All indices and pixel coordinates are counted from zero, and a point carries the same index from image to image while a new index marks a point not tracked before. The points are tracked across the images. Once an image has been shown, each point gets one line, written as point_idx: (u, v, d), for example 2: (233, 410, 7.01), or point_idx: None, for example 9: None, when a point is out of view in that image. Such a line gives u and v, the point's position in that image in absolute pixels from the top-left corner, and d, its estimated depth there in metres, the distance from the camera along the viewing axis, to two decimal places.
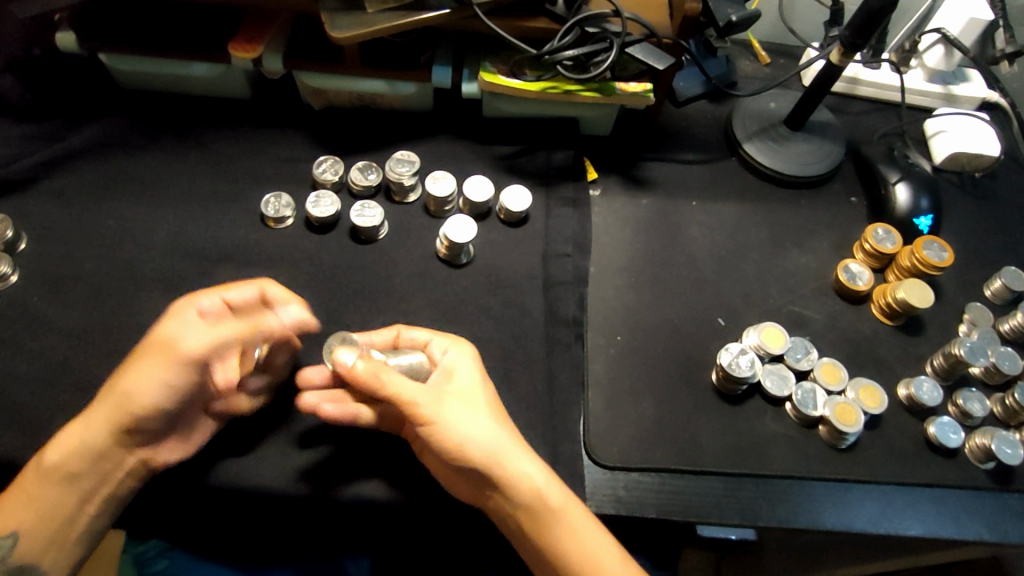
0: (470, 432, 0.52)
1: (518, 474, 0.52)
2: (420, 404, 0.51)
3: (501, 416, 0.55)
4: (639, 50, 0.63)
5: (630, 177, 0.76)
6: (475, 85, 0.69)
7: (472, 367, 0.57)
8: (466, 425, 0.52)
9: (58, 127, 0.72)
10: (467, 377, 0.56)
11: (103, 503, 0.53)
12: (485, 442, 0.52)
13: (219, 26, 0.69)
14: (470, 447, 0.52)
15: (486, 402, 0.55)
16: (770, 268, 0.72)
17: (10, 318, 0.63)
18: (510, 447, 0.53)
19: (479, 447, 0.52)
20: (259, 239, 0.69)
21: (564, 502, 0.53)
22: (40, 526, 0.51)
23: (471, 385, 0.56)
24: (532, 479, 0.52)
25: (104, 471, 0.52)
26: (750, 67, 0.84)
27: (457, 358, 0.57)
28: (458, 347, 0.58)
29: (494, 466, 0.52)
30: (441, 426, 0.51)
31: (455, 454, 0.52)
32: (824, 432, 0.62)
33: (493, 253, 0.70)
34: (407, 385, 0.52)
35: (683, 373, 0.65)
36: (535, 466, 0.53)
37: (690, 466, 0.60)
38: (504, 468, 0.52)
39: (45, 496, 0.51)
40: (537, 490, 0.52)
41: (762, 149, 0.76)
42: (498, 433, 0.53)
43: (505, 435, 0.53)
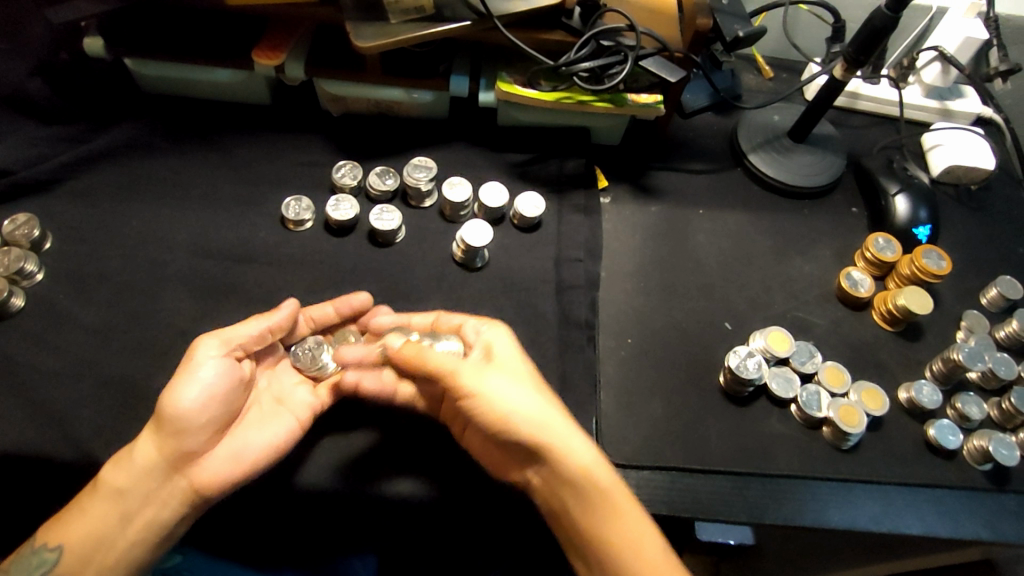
0: (514, 405, 0.53)
1: (568, 451, 0.52)
2: (459, 377, 0.54)
3: (544, 390, 0.56)
4: (651, 63, 0.66)
5: (639, 185, 0.78)
6: (491, 95, 0.72)
7: (513, 346, 0.58)
8: (510, 399, 0.53)
9: (83, 131, 0.73)
10: (512, 355, 0.57)
11: (143, 527, 0.52)
12: (525, 412, 0.53)
13: (244, 34, 0.71)
14: (512, 418, 0.52)
15: (533, 378, 0.57)
16: (774, 274, 0.74)
17: (37, 315, 0.64)
18: (557, 423, 0.53)
19: (523, 415, 0.52)
20: (279, 240, 0.71)
21: (610, 482, 0.52)
22: (83, 542, 0.51)
23: (517, 363, 0.57)
24: (580, 453, 0.52)
25: (149, 489, 0.52)
26: (753, 81, 0.87)
27: (496, 336, 0.59)
28: (495, 329, 0.59)
29: (541, 438, 0.52)
30: (480, 397, 0.53)
31: (501, 423, 0.53)
32: (827, 433, 0.64)
33: (506, 257, 0.72)
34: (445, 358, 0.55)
35: (692, 375, 0.67)
36: (586, 445, 0.53)
37: (699, 465, 0.62)
38: (551, 443, 0.52)
39: (92, 509, 0.51)
40: (583, 464, 0.51)
41: (766, 160, 0.79)
42: (541, 408, 0.53)
43: (551, 410, 0.54)
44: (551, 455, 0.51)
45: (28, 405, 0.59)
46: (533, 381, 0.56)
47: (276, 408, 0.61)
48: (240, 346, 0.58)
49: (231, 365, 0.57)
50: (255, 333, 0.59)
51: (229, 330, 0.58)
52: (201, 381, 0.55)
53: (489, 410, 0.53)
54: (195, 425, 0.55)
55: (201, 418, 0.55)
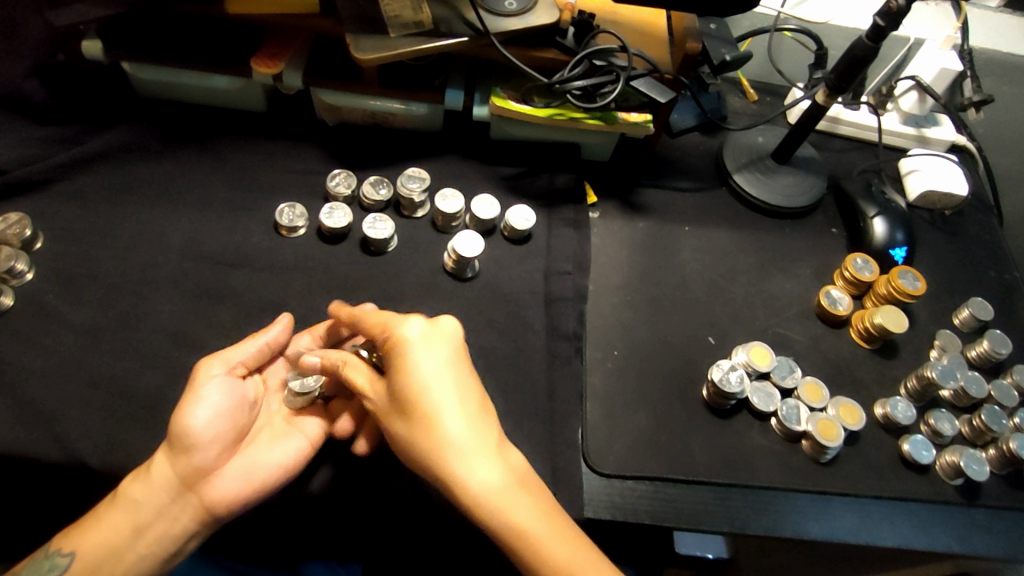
0: (427, 423, 0.49)
1: (469, 480, 0.48)
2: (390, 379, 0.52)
3: (456, 400, 0.50)
4: (642, 84, 0.68)
5: (627, 202, 0.80)
6: (485, 109, 0.73)
7: (434, 353, 0.51)
8: (424, 414, 0.50)
9: (77, 132, 0.74)
10: (424, 368, 0.50)
11: (153, 543, 0.52)
12: (435, 432, 0.49)
13: (243, 43, 0.72)
14: (421, 437, 0.50)
15: (452, 385, 0.51)
16: (757, 291, 0.76)
17: (26, 315, 0.64)
18: (469, 446, 0.49)
19: (422, 440, 0.50)
20: (272, 246, 0.71)
21: (521, 515, 0.47)
22: (95, 552, 0.51)
23: (431, 372, 0.50)
24: (480, 480, 0.48)
25: (160, 504, 0.52)
26: (739, 103, 0.89)
27: (415, 339, 0.52)
28: (442, 318, 0.54)
29: (434, 462, 0.49)
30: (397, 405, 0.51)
31: (411, 442, 0.50)
32: (806, 446, 0.66)
33: (497, 268, 0.73)
34: (404, 342, 0.54)
35: (676, 388, 0.68)
36: (498, 474, 0.48)
37: (682, 476, 0.63)
38: (455, 471, 0.48)
39: (108, 519, 0.52)
40: (482, 494, 0.48)
41: (750, 180, 0.81)
42: (460, 431, 0.49)
43: (470, 431, 0.50)
44: (450, 482, 0.49)
45: (14, 404, 0.59)
46: (462, 391, 0.51)
47: (287, 427, 0.61)
48: (241, 364, 0.60)
49: (235, 383, 0.59)
50: (248, 352, 0.59)
51: (231, 351, 0.59)
52: (213, 400, 0.56)
53: (398, 436, 0.51)
54: (206, 444, 0.55)
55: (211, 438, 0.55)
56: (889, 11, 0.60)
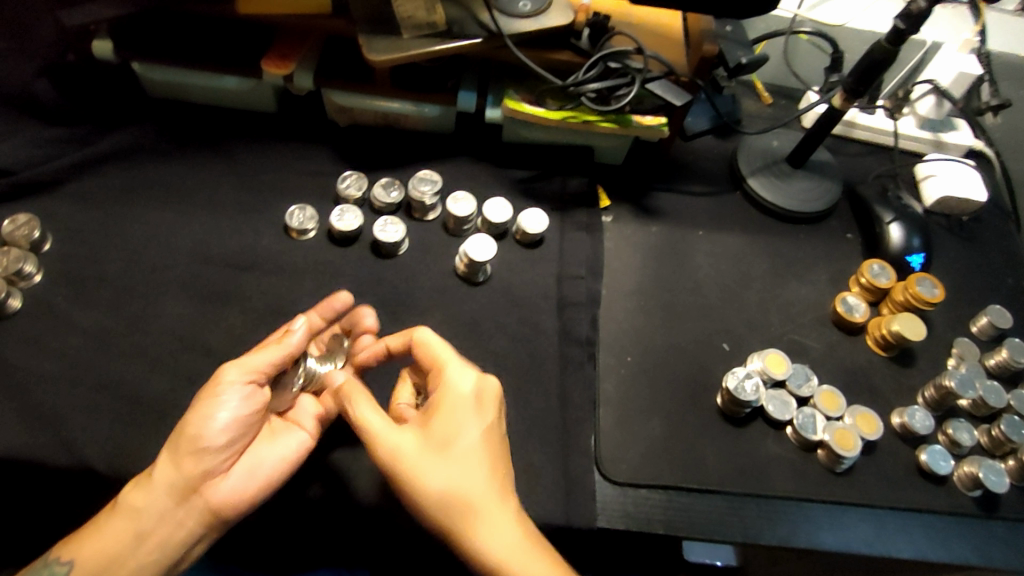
0: (440, 482, 0.50)
1: (481, 539, 0.50)
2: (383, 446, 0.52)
3: (480, 463, 0.51)
4: (658, 86, 0.67)
5: (640, 206, 0.79)
6: (498, 111, 0.72)
7: (473, 411, 0.53)
8: (436, 475, 0.51)
9: (87, 133, 0.73)
10: (466, 425, 0.52)
11: (156, 549, 0.51)
12: (446, 494, 0.50)
13: (255, 43, 0.72)
14: (428, 499, 0.50)
15: (484, 448, 0.52)
16: (772, 297, 0.75)
17: (35, 317, 0.63)
18: (484, 506, 0.50)
19: (443, 496, 0.50)
20: (282, 249, 0.71)
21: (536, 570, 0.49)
22: (95, 560, 0.50)
23: (473, 432, 0.52)
24: (499, 543, 0.50)
25: (163, 510, 0.51)
26: (753, 106, 0.88)
27: (461, 397, 0.53)
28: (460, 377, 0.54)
29: (453, 519, 0.50)
30: (402, 469, 0.51)
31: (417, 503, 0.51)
32: (822, 456, 0.65)
33: (509, 272, 0.73)
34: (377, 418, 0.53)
35: (690, 395, 0.67)
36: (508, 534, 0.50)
37: (696, 485, 0.62)
38: (467, 530, 0.50)
39: (108, 526, 0.51)
40: (497, 557, 0.49)
41: (765, 184, 0.80)
42: (472, 490, 0.50)
43: (481, 493, 0.51)
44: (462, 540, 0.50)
45: (21, 407, 0.59)
46: (477, 446, 0.52)
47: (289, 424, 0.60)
48: (260, 372, 0.56)
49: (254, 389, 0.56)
50: (269, 361, 0.56)
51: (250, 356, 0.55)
52: (230, 407, 0.54)
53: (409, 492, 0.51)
54: (213, 449, 0.53)
55: (219, 442, 0.53)
56: (911, 14, 0.59)
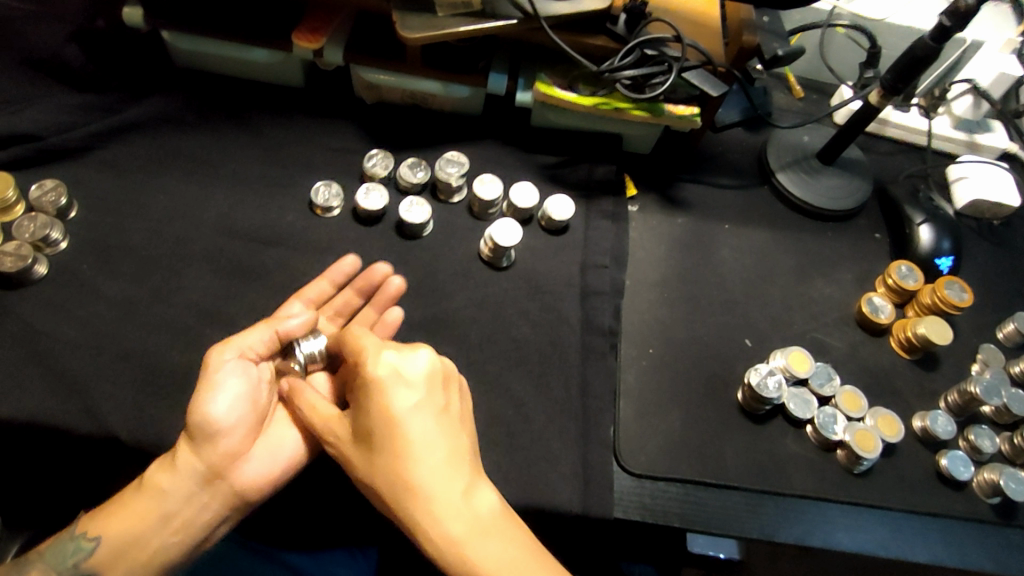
0: (389, 464, 0.48)
1: (422, 516, 0.47)
2: (333, 429, 0.53)
3: (417, 444, 0.49)
4: (694, 76, 0.66)
5: (667, 197, 0.78)
6: (529, 94, 0.71)
7: (397, 390, 0.50)
8: (387, 458, 0.49)
9: (114, 100, 0.73)
10: (387, 405, 0.49)
11: (181, 530, 0.51)
12: (389, 475, 0.48)
13: (285, 16, 0.71)
14: (375, 477, 0.49)
15: (425, 425, 0.49)
16: (796, 295, 0.75)
17: (60, 285, 0.63)
18: (431, 488, 0.48)
19: (384, 475, 0.49)
20: (306, 225, 0.70)
21: (488, 558, 0.46)
22: (122, 537, 0.50)
23: (397, 409, 0.49)
24: (443, 524, 0.47)
25: (189, 491, 0.51)
26: (784, 100, 0.87)
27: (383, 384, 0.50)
28: (399, 356, 0.51)
29: (391, 501, 0.48)
30: (347, 448, 0.52)
31: (364, 482, 0.50)
32: (842, 456, 0.65)
33: (533, 258, 0.72)
34: (322, 406, 0.54)
35: (710, 389, 0.67)
36: (455, 512, 0.47)
37: (714, 480, 0.62)
38: (409, 511, 0.48)
39: (133, 505, 0.51)
40: (436, 535, 0.47)
41: (795, 180, 0.79)
42: (416, 472, 0.48)
43: (426, 473, 0.48)
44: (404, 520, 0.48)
45: (45, 373, 0.59)
46: (423, 428, 0.49)
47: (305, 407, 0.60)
48: (253, 350, 0.57)
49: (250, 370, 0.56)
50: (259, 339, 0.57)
51: (243, 335, 0.56)
52: (229, 386, 0.54)
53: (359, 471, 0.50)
54: (228, 431, 0.53)
55: (229, 424, 0.54)
56: (957, 11, 0.57)
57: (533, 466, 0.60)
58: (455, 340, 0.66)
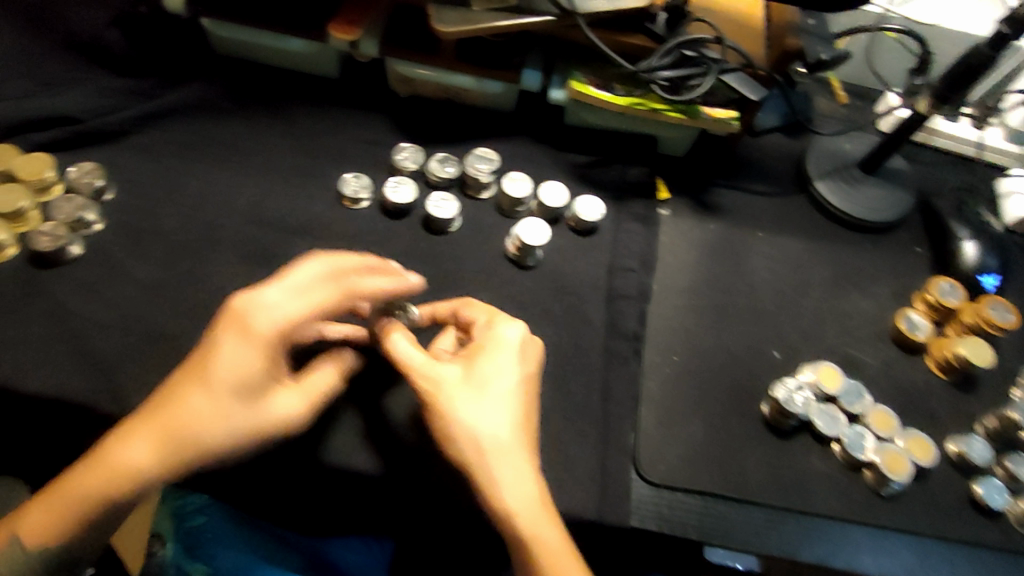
0: (481, 419, 0.49)
1: (500, 476, 0.49)
2: (424, 373, 0.51)
3: (516, 403, 0.51)
4: (734, 79, 0.65)
5: (699, 201, 0.77)
6: (563, 92, 0.71)
7: (518, 351, 0.52)
8: (483, 413, 0.50)
9: (152, 85, 0.74)
10: (502, 362, 0.51)
11: None
12: (484, 428, 0.49)
13: (322, 6, 0.71)
14: (469, 429, 0.49)
15: (522, 402, 0.51)
16: (830, 308, 0.72)
17: (92, 266, 0.64)
18: (509, 451, 0.49)
19: (479, 429, 0.49)
20: (335, 216, 0.70)
21: (546, 533, 0.48)
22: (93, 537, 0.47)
23: (510, 381, 0.51)
24: (516, 489, 0.49)
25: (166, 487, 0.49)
26: (827, 105, 0.84)
27: (504, 342, 0.52)
28: (510, 328, 0.53)
29: (478, 455, 0.49)
30: (440, 394, 0.50)
31: (447, 431, 0.50)
32: (869, 477, 0.63)
33: (559, 258, 0.71)
34: (413, 351, 0.53)
35: (735, 401, 0.65)
36: (525, 481, 0.49)
37: (735, 494, 0.61)
38: (491, 470, 0.49)
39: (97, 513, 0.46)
40: (510, 497, 0.48)
41: (834, 189, 0.77)
42: (505, 433, 0.50)
43: (514, 438, 0.50)
44: (482, 475, 0.49)
45: (75, 352, 0.60)
46: (518, 398, 0.51)
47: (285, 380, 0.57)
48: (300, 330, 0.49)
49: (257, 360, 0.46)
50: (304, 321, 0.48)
51: (268, 310, 0.47)
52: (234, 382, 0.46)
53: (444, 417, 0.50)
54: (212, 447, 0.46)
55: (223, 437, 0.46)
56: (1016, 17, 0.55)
57: (550, 470, 0.59)
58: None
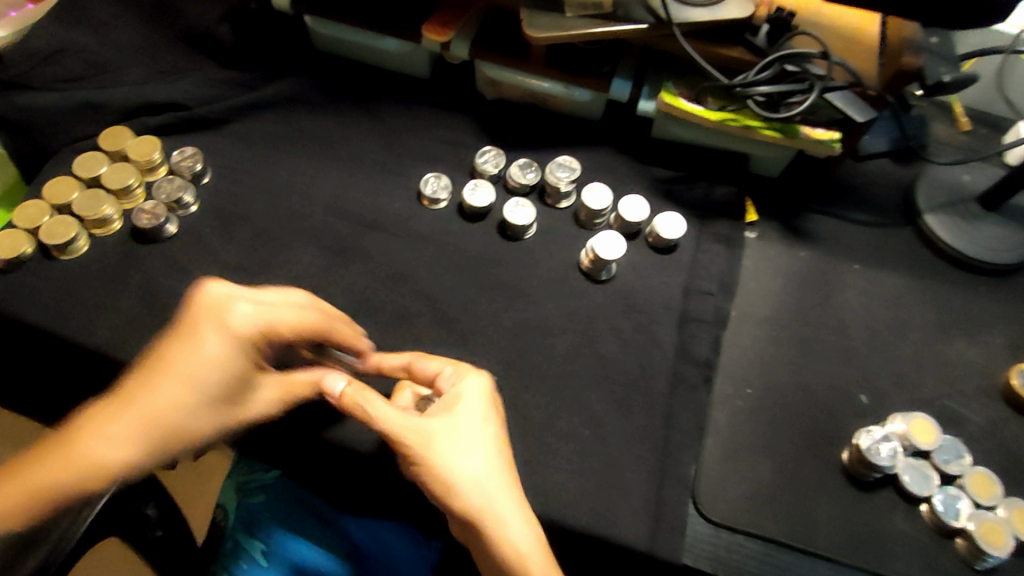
0: (468, 473, 0.48)
1: (500, 528, 0.48)
2: (400, 436, 0.50)
3: (494, 446, 0.50)
4: (839, 97, 0.60)
5: (791, 226, 0.72)
6: (653, 104, 0.68)
7: (482, 397, 0.52)
8: (467, 465, 0.49)
9: (256, 78, 0.77)
10: (469, 409, 0.51)
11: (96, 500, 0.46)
12: (472, 482, 0.48)
13: (418, 8, 0.72)
14: (457, 485, 0.48)
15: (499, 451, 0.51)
16: (931, 354, 0.66)
17: (184, 244, 0.68)
18: (500, 499, 0.49)
19: (463, 483, 0.48)
20: (412, 215, 0.71)
21: None
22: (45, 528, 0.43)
23: (484, 430, 0.51)
24: (516, 539, 0.48)
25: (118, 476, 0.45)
26: (944, 132, 0.77)
27: (467, 389, 0.52)
28: (470, 381, 0.53)
29: (471, 510, 0.48)
30: (422, 456, 0.49)
31: (437, 489, 0.49)
32: (961, 546, 0.56)
33: (634, 275, 0.68)
34: (383, 408, 0.51)
35: (812, 444, 0.61)
36: (524, 527, 0.49)
37: (801, 545, 0.56)
38: (488, 523, 0.48)
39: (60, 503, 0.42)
40: (512, 544, 0.48)
41: (946, 224, 0.70)
42: (493, 482, 0.49)
43: (503, 488, 0.49)
44: (480, 528, 0.48)
45: (160, 325, 0.63)
46: (495, 449, 0.50)
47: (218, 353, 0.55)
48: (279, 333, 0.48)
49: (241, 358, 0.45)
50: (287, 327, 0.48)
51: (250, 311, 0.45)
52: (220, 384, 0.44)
53: (427, 475, 0.49)
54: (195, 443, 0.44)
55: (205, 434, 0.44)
56: None
57: (603, 494, 0.57)
58: (541, 348, 0.64)
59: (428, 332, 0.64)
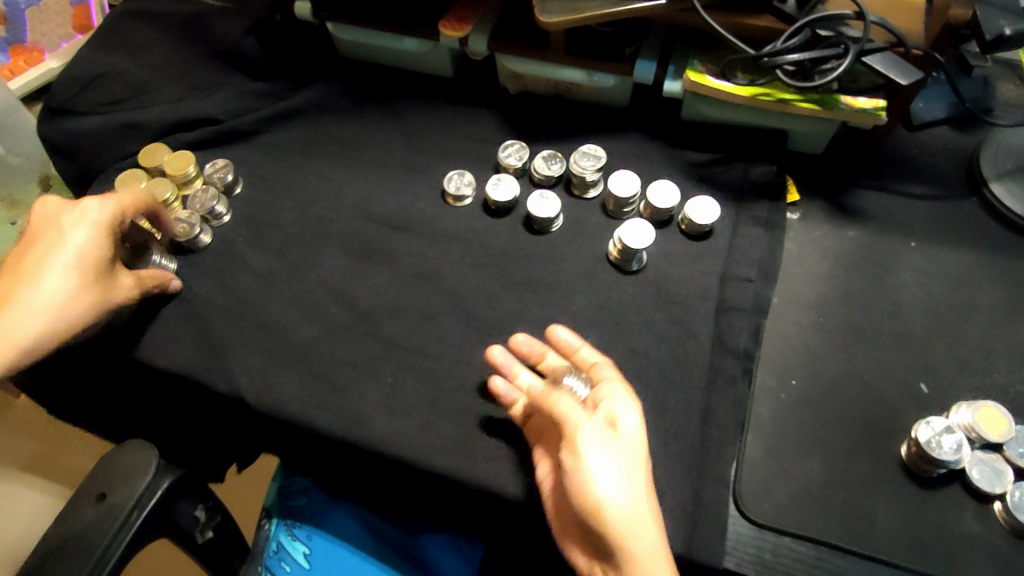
0: (619, 490, 0.45)
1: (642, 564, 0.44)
2: (572, 435, 0.47)
3: (640, 471, 0.47)
4: (878, 61, 0.55)
5: (838, 205, 0.67)
6: (678, 84, 0.65)
7: (640, 418, 0.49)
8: (618, 483, 0.45)
9: (283, 88, 0.79)
10: (633, 427, 0.48)
11: None
12: (620, 505, 0.45)
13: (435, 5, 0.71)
14: (607, 504, 0.45)
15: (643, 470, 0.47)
16: (1001, 336, 0.60)
17: (218, 254, 0.70)
18: (646, 528, 0.45)
19: (613, 503, 0.45)
20: (437, 214, 0.70)
21: None
22: None
23: (634, 446, 0.48)
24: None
25: None
26: (1014, 93, 0.69)
27: (621, 404, 0.50)
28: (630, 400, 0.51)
29: (618, 536, 0.44)
30: (577, 462, 0.46)
31: (584, 503, 0.45)
32: None
33: (666, 264, 0.65)
34: (571, 408, 0.48)
35: (866, 439, 0.56)
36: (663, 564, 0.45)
37: (857, 548, 0.52)
38: (632, 554, 0.44)
39: None
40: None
41: (1016, 192, 0.64)
42: (640, 508, 0.45)
43: (648, 516, 0.46)
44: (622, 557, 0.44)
45: (195, 333, 0.65)
46: (641, 466, 0.47)
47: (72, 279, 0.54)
48: None
49: None
50: None
51: None
52: None
53: (577, 486, 0.46)
54: None
55: None
56: None
57: None
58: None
59: (454, 330, 0.63)
